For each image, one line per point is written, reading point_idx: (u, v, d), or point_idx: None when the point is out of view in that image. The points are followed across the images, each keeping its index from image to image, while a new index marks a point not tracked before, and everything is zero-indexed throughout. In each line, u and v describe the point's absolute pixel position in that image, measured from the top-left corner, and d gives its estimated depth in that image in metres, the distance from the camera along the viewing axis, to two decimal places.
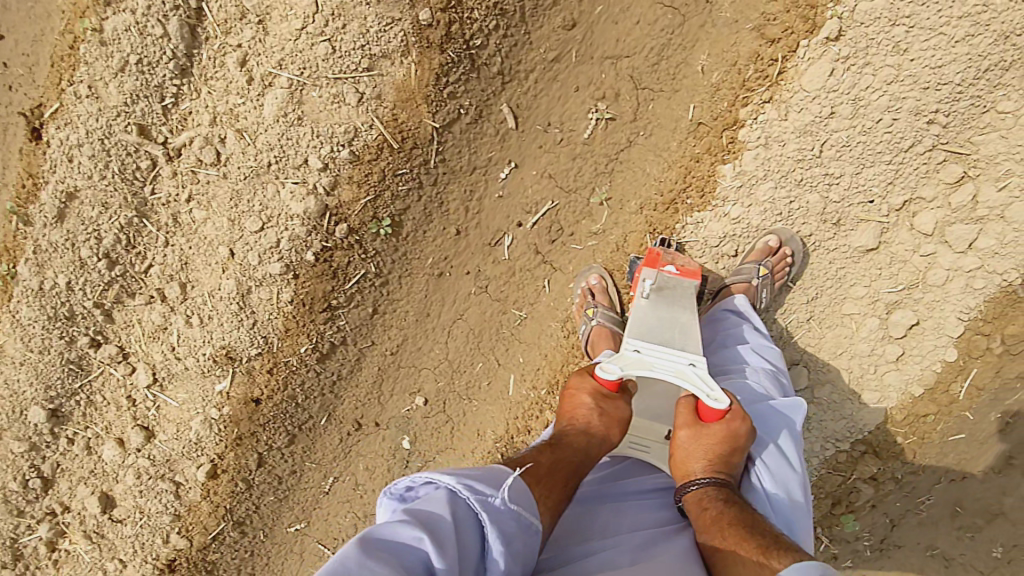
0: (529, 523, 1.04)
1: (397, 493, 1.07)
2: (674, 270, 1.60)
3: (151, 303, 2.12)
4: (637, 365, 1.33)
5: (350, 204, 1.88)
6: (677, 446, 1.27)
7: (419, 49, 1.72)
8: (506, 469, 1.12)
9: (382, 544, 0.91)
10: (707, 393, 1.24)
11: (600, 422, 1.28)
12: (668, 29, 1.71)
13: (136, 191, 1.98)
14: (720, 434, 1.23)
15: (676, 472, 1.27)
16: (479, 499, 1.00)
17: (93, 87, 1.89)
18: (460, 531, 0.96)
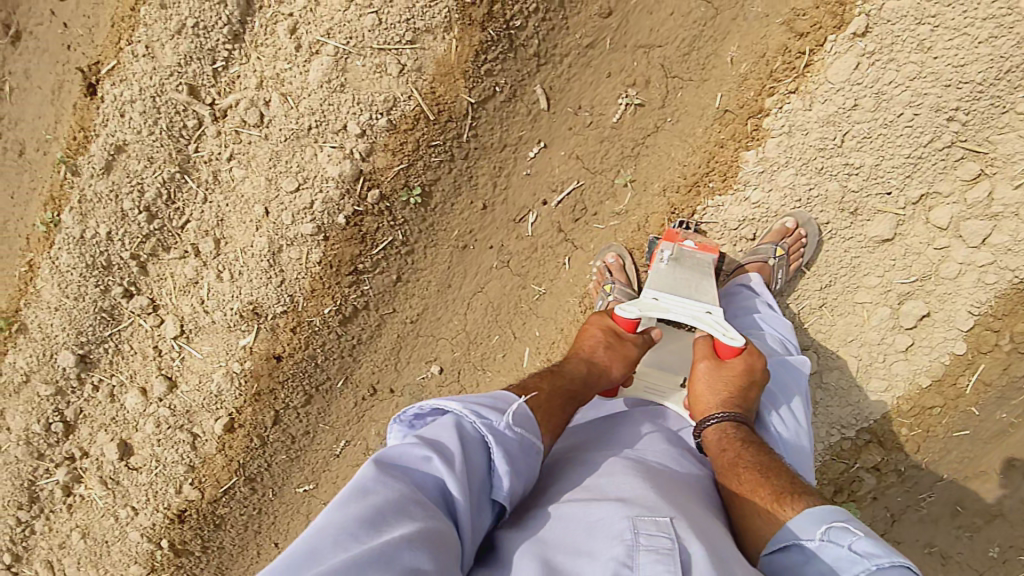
0: (533, 445, 1.10)
1: (406, 419, 1.10)
2: (692, 245, 1.67)
3: (184, 258, 2.20)
4: (654, 308, 1.45)
5: (383, 170, 1.96)
6: (696, 383, 1.39)
7: (462, 26, 1.80)
8: (509, 394, 1.18)
9: (395, 463, 0.97)
10: (723, 333, 1.38)
11: (605, 353, 1.43)
12: (700, 20, 1.78)
13: (181, 148, 2.07)
14: (736, 370, 1.36)
15: (694, 408, 1.38)
16: (485, 423, 1.05)
17: (150, 47, 1.99)
18: (468, 452, 1.01)
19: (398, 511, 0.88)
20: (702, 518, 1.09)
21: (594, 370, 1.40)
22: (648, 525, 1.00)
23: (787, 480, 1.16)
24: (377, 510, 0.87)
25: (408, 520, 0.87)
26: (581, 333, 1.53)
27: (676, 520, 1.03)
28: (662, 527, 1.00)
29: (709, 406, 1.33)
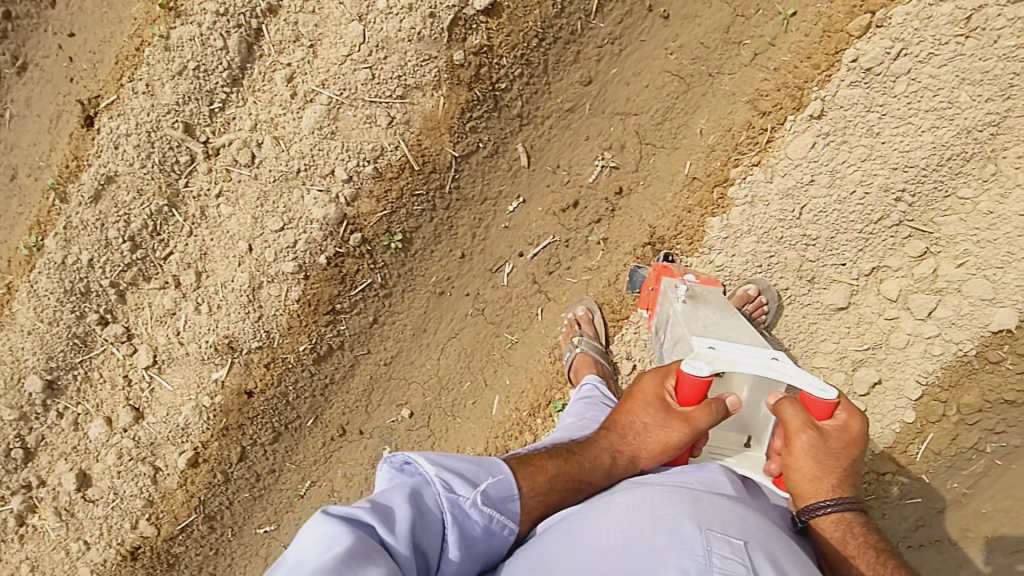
0: (496, 521, 1.17)
1: (390, 465, 1.20)
2: (696, 279, 1.74)
3: (164, 289, 2.23)
4: (719, 360, 1.30)
5: (366, 216, 2.03)
6: (800, 459, 1.19)
7: (450, 85, 1.90)
8: (494, 463, 1.25)
9: (354, 518, 1.00)
10: (810, 382, 1.21)
11: (653, 438, 1.32)
12: (673, 94, 1.92)
13: (171, 182, 2.13)
14: (844, 442, 1.18)
15: (796, 487, 1.21)
16: (449, 495, 1.13)
17: (150, 86, 2.07)
18: (426, 522, 1.08)
19: (361, 563, 0.91)
20: (766, 531, 1.10)
21: (618, 460, 1.34)
22: (723, 545, 1.02)
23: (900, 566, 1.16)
24: (338, 560, 0.90)
25: (367, 569, 0.91)
26: (628, 399, 1.43)
27: (751, 545, 1.04)
28: (736, 548, 1.02)
29: (822, 494, 1.18)
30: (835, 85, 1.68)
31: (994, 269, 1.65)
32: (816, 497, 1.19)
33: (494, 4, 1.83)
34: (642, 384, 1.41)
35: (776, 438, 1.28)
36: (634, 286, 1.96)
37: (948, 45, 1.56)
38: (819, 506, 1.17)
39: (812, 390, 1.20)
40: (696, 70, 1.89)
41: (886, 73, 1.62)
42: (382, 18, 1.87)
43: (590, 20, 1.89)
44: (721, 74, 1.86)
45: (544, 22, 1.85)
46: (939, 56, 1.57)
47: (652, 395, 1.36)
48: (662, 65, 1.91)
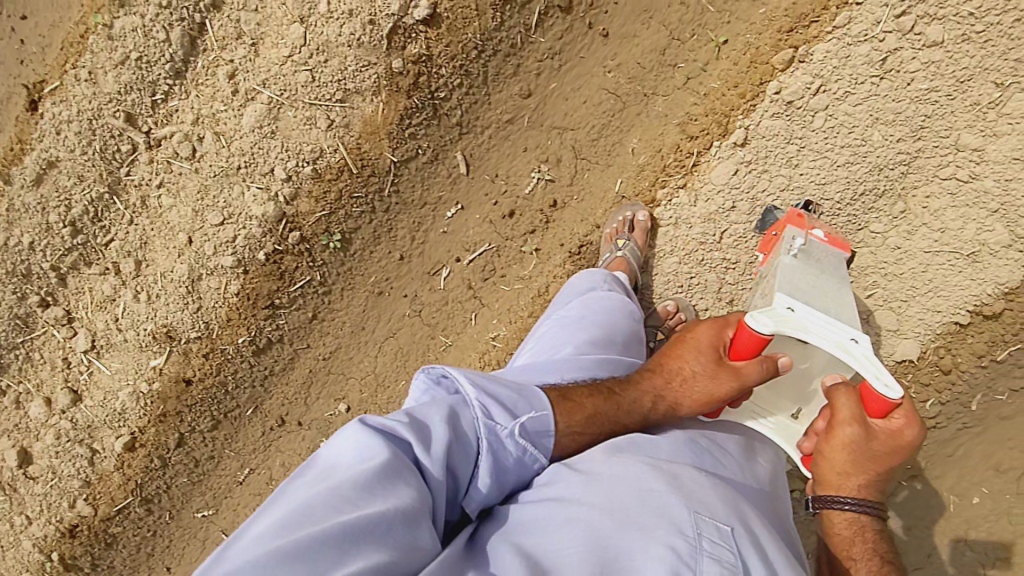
0: (526, 453, 1.14)
1: (430, 374, 1.16)
2: (823, 236, 1.52)
3: (105, 275, 2.25)
4: (791, 324, 1.22)
5: (305, 215, 2.05)
6: (834, 451, 1.18)
7: (389, 91, 1.92)
8: (538, 392, 1.19)
9: (387, 432, 1.00)
10: (876, 376, 1.13)
11: (699, 387, 1.29)
12: (609, 111, 1.96)
13: (112, 170, 2.13)
14: (886, 446, 1.15)
15: (822, 476, 1.21)
16: (484, 421, 1.09)
17: (92, 73, 2.06)
18: (457, 445, 1.06)
19: (387, 485, 0.92)
20: (750, 514, 1.11)
21: (658, 406, 1.31)
22: (711, 530, 1.02)
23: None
24: (366, 478, 0.91)
25: (393, 489, 0.92)
26: (679, 342, 1.38)
27: (739, 532, 1.04)
28: (723, 535, 1.02)
29: (846, 491, 1.19)
30: (758, 115, 1.73)
31: (899, 302, 1.76)
32: (839, 491, 1.19)
33: (433, 14, 1.85)
34: (695, 332, 1.37)
35: (819, 422, 1.26)
36: (763, 226, 1.72)
37: (864, 85, 1.63)
38: (838, 502, 1.19)
39: (877, 386, 1.13)
40: (631, 89, 1.93)
41: (805, 107, 1.68)
42: (323, 21, 1.88)
43: (531, 35, 1.92)
44: (655, 95, 1.91)
45: (483, 35, 1.88)
46: (855, 94, 1.64)
47: (707, 345, 1.31)
48: (600, 82, 1.96)
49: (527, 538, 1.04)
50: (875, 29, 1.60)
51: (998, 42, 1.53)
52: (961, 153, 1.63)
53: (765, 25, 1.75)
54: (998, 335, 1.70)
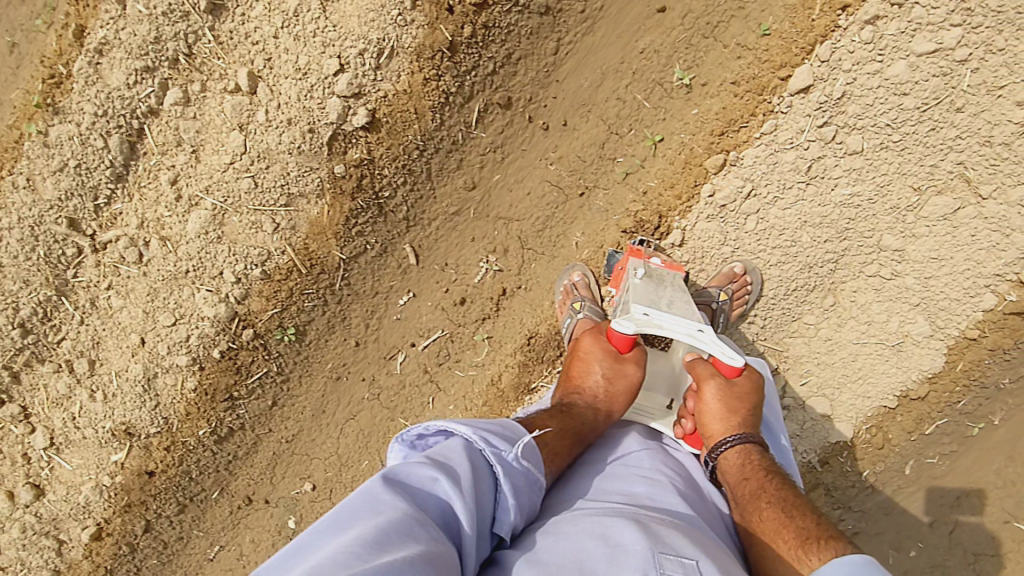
0: (534, 480, 1.13)
1: (407, 439, 1.11)
2: (658, 262, 1.70)
3: (58, 372, 2.20)
4: (648, 323, 1.40)
5: (257, 313, 2.07)
6: (707, 403, 1.38)
7: (333, 193, 1.93)
8: (517, 427, 1.20)
9: (393, 480, 0.95)
10: (721, 352, 1.36)
11: (607, 390, 1.45)
12: (553, 204, 1.98)
13: (58, 273, 2.08)
14: (747, 391, 1.40)
15: (704, 426, 1.40)
16: (493, 451, 1.07)
17: (30, 180, 1.99)
18: (478, 477, 1.02)
19: (404, 531, 0.85)
20: (720, 559, 1.12)
21: (599, 416, 1.44)
22: (674, 566, 1.03)
23: (812, 518, 1.21)
24: (382, 529, 0.84)
25: (411, 544, 0.84)
26: (577, 360, 1.54)
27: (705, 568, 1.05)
28: (686, 568, 1.03)
29: (726, 429, 1.36)
30: (694, 217, 1.83)
31: (832, 389, 1.89)
32: (718, 438, 1.37)
33: (372, 121, 1.85)
34: (584, 346, 1.54)
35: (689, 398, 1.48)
36: (609, 269, 1.91)
37: (791, 191, 1.72)
38: (722, 444, 1.36)
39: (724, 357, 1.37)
40: (573, 182, 1.95)
41: (738, 211, 1.78)
42: (263, 130, 1.87)
43: (471, 131, 1.92)
44: (596, 187, 1.94)
45: (423, 135, 1.88)
46: (783, 200, 1.74)
47: (598, 352, 1.50)
48: (543, 174, 1.97)
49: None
50: (799, 137, 1.69)
51: (913, 150, 1.63)
52: (883, 253, 1.73)
53: (698, 126, 1.82)
54: (924, 413, 1.82)
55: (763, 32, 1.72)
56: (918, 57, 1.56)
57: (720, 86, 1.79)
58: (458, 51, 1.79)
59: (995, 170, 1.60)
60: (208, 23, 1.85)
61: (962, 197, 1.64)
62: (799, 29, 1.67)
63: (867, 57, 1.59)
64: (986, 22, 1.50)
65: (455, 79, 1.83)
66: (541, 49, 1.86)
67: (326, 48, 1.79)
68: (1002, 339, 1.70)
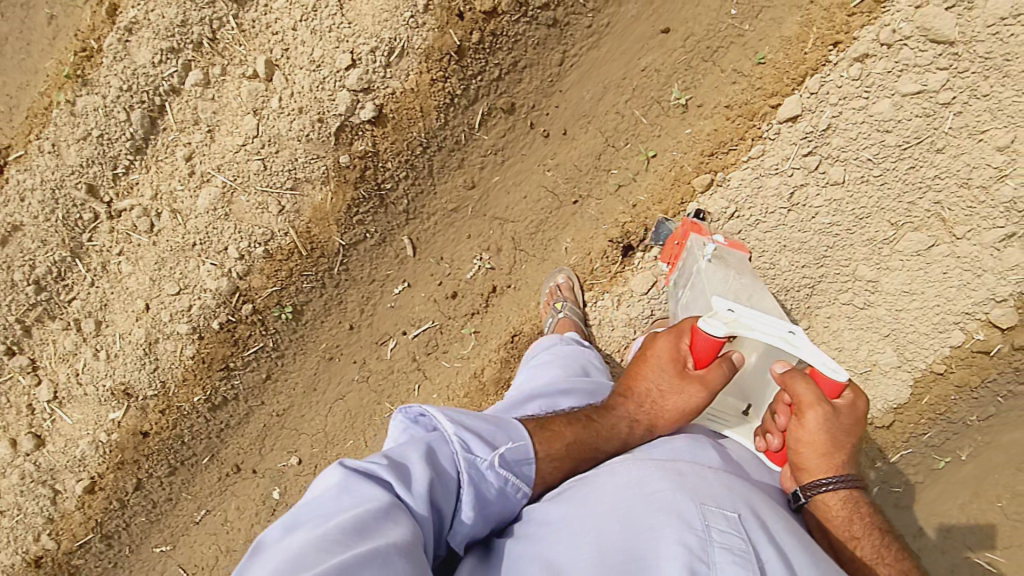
0: (509, 488, 1.20)
1: (400, 428, 1.20)
2: (722, 240, 1.76)
3: (67, 330, 2.31)
4: (736, 323, 1.32)
5: (258, 289, 2.17)
6: (809, 432, 1.23)
7: (338, 182, 2.02)
8: (508, 426, 1.25)
9: (371, 475, 1.03)
10: (823, 362, 1.23)
11: (657, 407, 1.44)
12: (547, 209, 2.06)
13: (75, 236, 2.20)
14: (853, 418, 1.23)
15: (803, 464, 1.26)
16: (468, 455, 1.14)
17: (56, 146, 2.11)
18: (447, 481, 1.10)
19: (382, 520, 0.95)
20: (758, 502, 1.16)
21: (636, 429, 1.43)
22: (718, 520, 1.06)
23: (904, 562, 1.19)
24: (362, 518, 0.94)
25: (385, 532, 0.93)
26: (644, 364, 1.51)
27: (744, 518, 1.09)
28: (730, 522, 1.07)
29: (826, 468, 1.23)
30: (679, 232, 1.89)
31: None
32: (817, 474, 1.24)
33: (379, 115, 1.93)
34: (654, 350, 1.50)
35: (781, 412, 1.32)
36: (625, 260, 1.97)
37: (773, 215, 1.80)
38: (820, 483, 1.23)
39: (824, 371, 1.23)
40: (568, 190, 2.02)
41: (720, 231, 1.86)
42: (276, 116, 1.97)
43: (474, 132, 2.00)
44: (589, 197, 2.01)
45: (427, 133, 1.97)
46: (764, 223, 1.82)
47: (667, 362, 1.45)
48: (539, 180, 2.05)
49: (539, 546, 1.12)
50: (784, 164, 1.76)
51: (893, 185, 1.71)
52: (858, 282, 1.82)
53: (690, 145, 1.88)
54: (890, 441, 1.91)
55: (758, 61, 1.80)
56: (903, 96, 1.64)
57: (714, 109, 1.86)
58: (466, 55, 1.87)
59: (972, 212, 1.67)
60: (232, 11, 1.94)
61: (937, 235, 1.72)
62: (791, 61, 1.75)
63: (854, 93, 1.68)
64: (971, 68, 1.57)
65: (461, 82, 1.91)
66: (547, 59, 1.94)
67: (340, 43, 1.87)
68: (969, 376, 1.79)
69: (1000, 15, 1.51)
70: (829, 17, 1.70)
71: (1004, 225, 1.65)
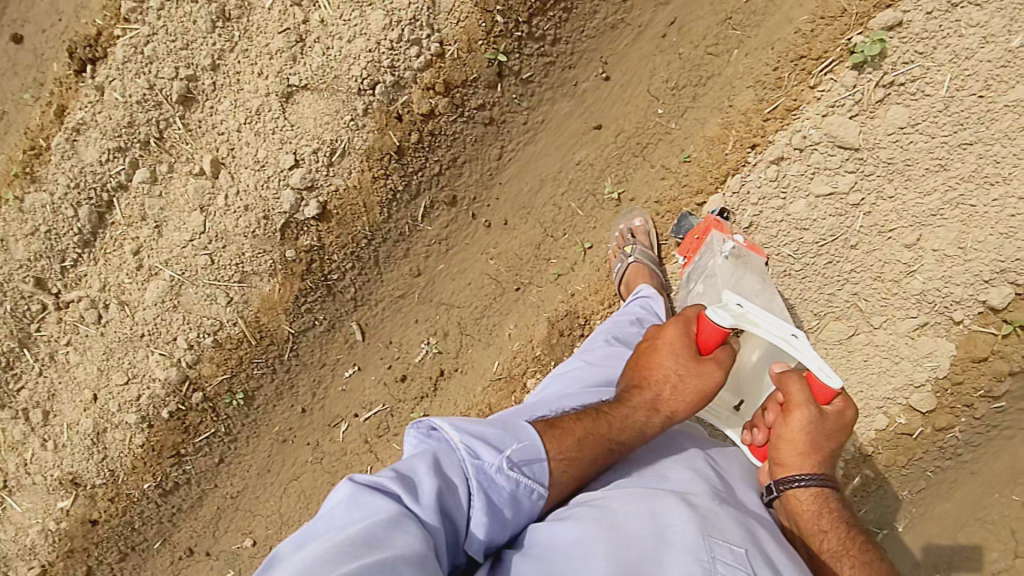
0: (527, 490, 1.11)
1: (414, 436, 1.16)
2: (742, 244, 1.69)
3: (15, 418, 2.29)
4: (745, 317, 1.26)
5: (207, 378, 2.18)
6: (791, 427, 1.20)
7: (284, 275, 2.06)
8: (519, 425, 1.17)
9: (377, 487, 1.00)
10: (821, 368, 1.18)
11: (672, 393, 1.29)
12: (490, 295, 2.11)
13: (23, 326, 2.20)
14: (839, 424, 1.19)
15: (782, 452, 1.22)
16: (475, 462, 1.07)
17: (4, 240, 2.12)
18: (454, 488, 1.04)
19: (386, 534, 0.91)
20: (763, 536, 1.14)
21: (653, 418, 1.28)
22: (724, 552, 1.05)
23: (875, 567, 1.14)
24: (370, 529, 0.91)
25: (388, 547, 0.89)
26: (653, 346, 1.36)
27: (752, 554, 1.07)
28: (736, 556, 1.05)
29: (801, 465, 1.20)
30: None
31: None
32: (792, 469, 1.21)
33: (323, 212, 1.99)
34: (664, 333, 1.35)
35: (771, 409, 1.29)
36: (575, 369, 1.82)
37: None
38: (795, 477, 1.20)
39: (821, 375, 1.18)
40: (510, 277, 2.09)
41: None
42: (222, 212, 2.01)
43: (418, 224, 2.07)
44: (531, 284, 2.07)
45: (371, 227, 2.02)
46: None
47: (679, 343, 1.31)
48: (482, 268, 2.11)
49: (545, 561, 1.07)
50: None
51: (813, 279, 1.81)
52: None
53: None
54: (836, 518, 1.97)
55: (683, 158, 1.90)
56: (817, 197, 1.75)
57: (645, 203, 1.96)
58: (405, 154, 1.94)
59: (886, 302, 1.77)
60: (179, 112, 1.98)
61: (856, 323, 1.82)
62: (714, 160, 1.86)
63: (772, 193, 1.79)
64: (876, 171, 1.70)
65: (402, 179, 1.98)
66: (485, 154, 2.01)
67: (283, 145, 1.93)
68: (896, 456, 1.86)
69: (899, 125, 1.66)
70: (747, 121, 1.82)
71: (915, 314, 1.76)
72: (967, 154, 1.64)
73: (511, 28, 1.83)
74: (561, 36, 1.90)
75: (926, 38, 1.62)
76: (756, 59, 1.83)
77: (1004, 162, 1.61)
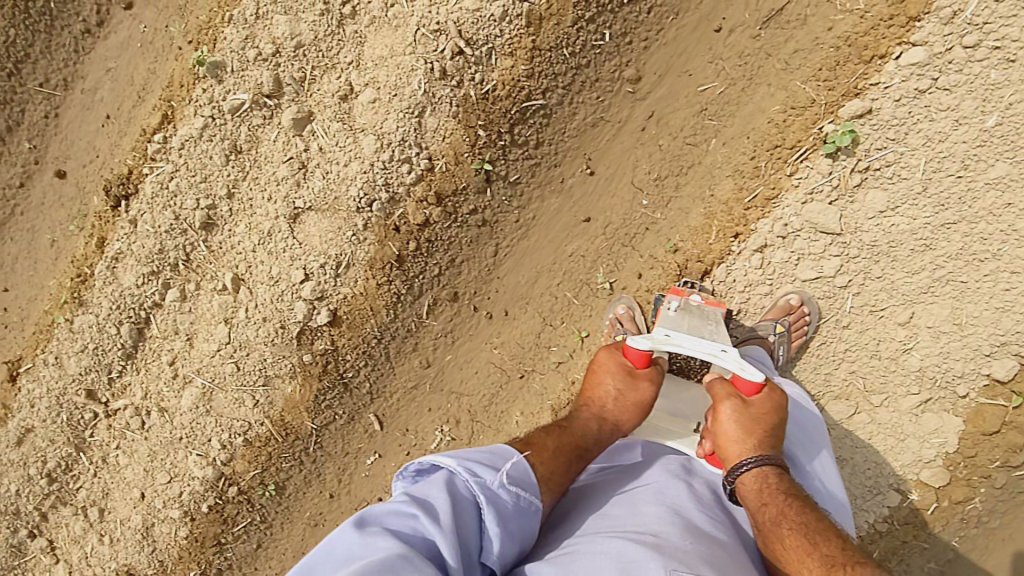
0: (526, 505, 1.16)
1: (406, 476, 1.16)
2: (699, 299, 1.72)
3: (76, 514, 2.48)
4: (667, 341, 1.46)
5: (240, 472, 2.33)
6: (724, 425, 1.37)
7: (304, 376, 2.19)
8: (507, 450, 1.25)
9: (380, 523, 1.00)
10: (740, 367, 1.38)
11: (615, 408, 1.50)
12: (497, 382, 2.21)
13: (79, 433, 2.40)
14: (765, 411, 1.37)
15: (723, 451, 1.37)
16: (476, 480, 1.11)
17: (59, 358, 2.34)
18: (459, 508, 1.06)
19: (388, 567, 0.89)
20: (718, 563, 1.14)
21: (603, 427, 1.48)
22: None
23: (836, 544, 1.15)
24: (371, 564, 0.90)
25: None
26: (591, 373, 1.60)
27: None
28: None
29: (742, 452, 1.33)
30: None
31: None
32: (738, 459, 1.33)
33: (334, 318, 2.13)
34: (600, 360, 1.61)
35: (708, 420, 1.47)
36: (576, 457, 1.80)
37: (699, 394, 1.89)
38: (739, 465, 1.31)
39: (741, 372, 1.39)
40: (514, 365, 2.18)
41: None
42: (244, 323, 2.17)
43: (423, 320, 2.17)
44: (534, 371, 2.17)
45: (380, 326, 2.14)
46: None
47: (614, 365, 1.56)
48: (487, 356, 2.21)
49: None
50: None
51: (809, 361, 1.89)
52: None
53: None
54: None
55: (669, 248, 1.98)
56: (803, 281, 1.84)
57: (635, 291, 2.04)
58: (405, 261, 2.06)
59: (887, 379, 1.82)
60: (202, 237, 2.16)
61: (856, 402, 1.86)
62: (699, 249, 1.94)
63: (758, 281, 1.89)
64: (861, 254, 1.76)
65: (404, 282, 2.09)
66: (482, 253, 2.11)
67: (293, 262, 2.09)
68: (914, 530, 1.85)
69: (878, 210, 1.72)
70: (728, 211, 1.90)
71: (917, 393, 1.80)
72: (951, 233, 1.68)
73: (494, 138, 1.94)
74: (544, 139, 1.99)
75: (897, 125, 1.67)
76: (734, 149, 1.89)
77: (991, 239, 1.65)
